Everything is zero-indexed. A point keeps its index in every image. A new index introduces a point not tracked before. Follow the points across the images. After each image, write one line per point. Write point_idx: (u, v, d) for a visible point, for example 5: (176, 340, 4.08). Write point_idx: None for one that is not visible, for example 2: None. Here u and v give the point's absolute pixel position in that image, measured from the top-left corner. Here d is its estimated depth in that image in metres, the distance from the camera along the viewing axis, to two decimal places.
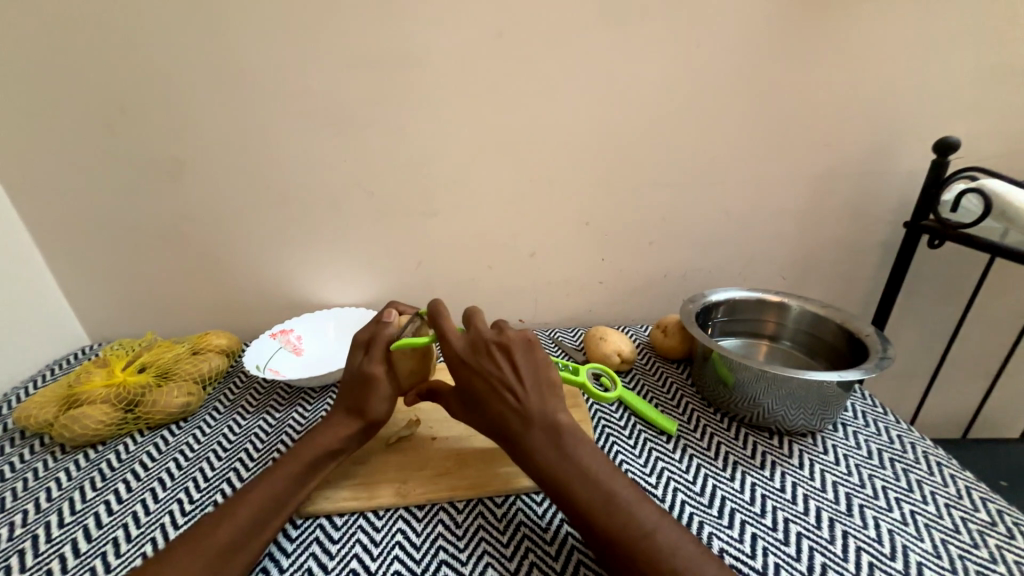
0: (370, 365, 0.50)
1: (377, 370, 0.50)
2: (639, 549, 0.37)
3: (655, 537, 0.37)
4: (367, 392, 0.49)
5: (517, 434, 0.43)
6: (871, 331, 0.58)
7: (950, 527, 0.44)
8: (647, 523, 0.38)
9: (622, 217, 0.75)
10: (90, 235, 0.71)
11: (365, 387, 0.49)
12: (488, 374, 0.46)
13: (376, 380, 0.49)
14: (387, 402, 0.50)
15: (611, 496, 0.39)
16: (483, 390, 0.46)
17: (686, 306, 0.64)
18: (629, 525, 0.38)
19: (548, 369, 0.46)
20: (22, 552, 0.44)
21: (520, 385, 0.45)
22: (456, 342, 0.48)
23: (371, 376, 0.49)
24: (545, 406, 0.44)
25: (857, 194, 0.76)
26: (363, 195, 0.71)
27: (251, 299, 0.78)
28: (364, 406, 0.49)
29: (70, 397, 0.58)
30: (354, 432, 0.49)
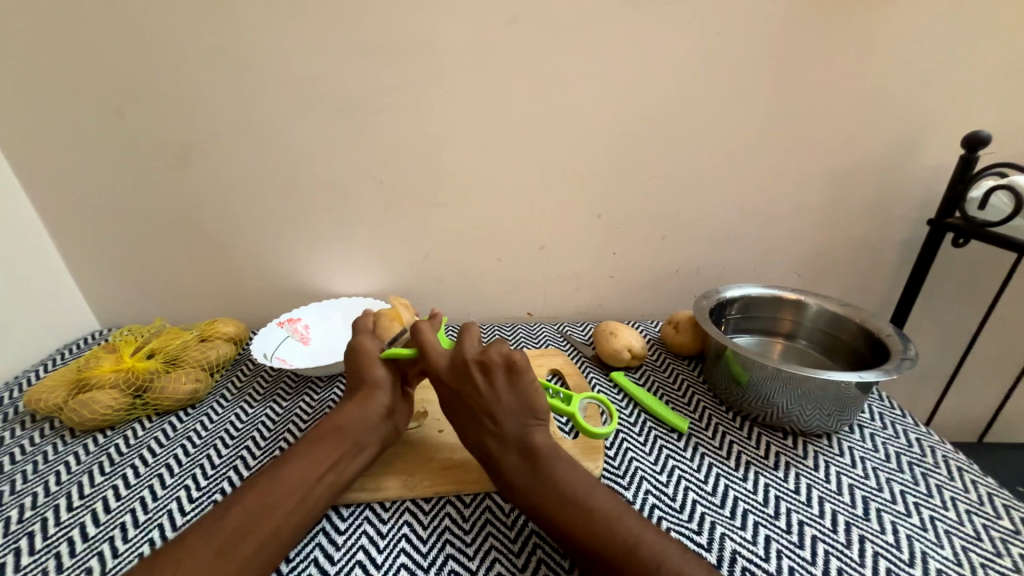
0: (360, 341, 0.52)
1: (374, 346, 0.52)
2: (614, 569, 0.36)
3: (645, 548, 0.36)
4: (364, 360, 0.50)
5: (494, 453, 0.44)
6: (892, 330, 0.56)
7: (971, 534, 0.43)
8: (634, 534, 0.37)
9: (636, 210, 0.74)
10: (98, 221, 0.71)
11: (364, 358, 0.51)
12: (467, 394, 0.46)
13: (369, 352, 0.51)
14: (386, 370, 0.51)
15: (593, 512, 0.39)
16: (464, 410, 0.46)
17: (700, 302, 0.63)
18: (604, 543, 0.37)
19: (528, 389, 0.45)
20: (31, 535, 0.44)
21: (497, 405, 0.44)
22: (438, 361, 0.47)
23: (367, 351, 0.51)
24: (522, 427, 0.44)
25: (881, 189, 0.73)
26: (371, 183, 0.70)
27: (259, 287, 0.78)
28: (369, 379, 0.50)
29: (80, 381, 0.58)
30: (365, 399, 0.49)
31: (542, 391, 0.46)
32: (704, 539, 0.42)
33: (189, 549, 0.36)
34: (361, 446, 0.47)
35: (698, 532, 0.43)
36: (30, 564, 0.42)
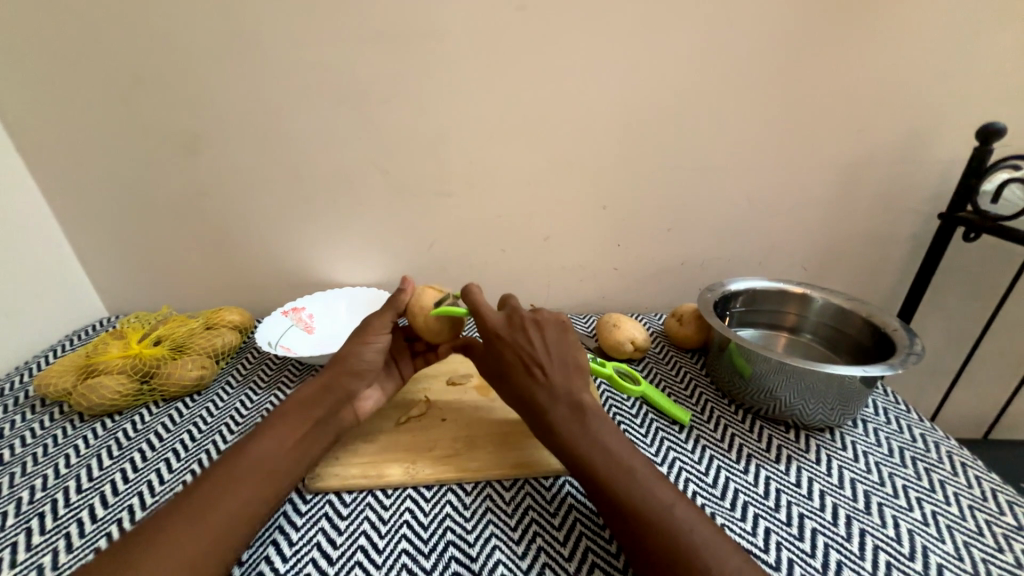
0: (373, 318, 0.54)
1: (384, 324, 0.54)
2: (656, 519, 0.37)
3: (665, 521, 0.37)
4: (362, 337, 0.52)
5: (542, 404, 0.44)
6: (898, 325, 0.55)
7: (973, 529, 0.42)
8: (659, 502, 0.38)
9: (642, 202, 0.73)
10: (106, 209, 0.71)
11: (363, 336, 0.53)
12: (520, 347, 0.47)
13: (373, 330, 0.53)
14: (372, 351, 0.52)
15: (631, 476, 0.40)
16: (513, 363, 0.47)
17: (704, 295, 0.62)
18: (646, 496, 0.39)
19: (576, 351, 0.48)
20: (42, 515, 0.45)
21: (549, 359, 0.47)
22: (494, 318, 0.49)
23: (374, 327, 0.53)
24: (569, 383, 0.46)
25: (892, 182, 0.72)
26: (376, 172, 0.70)
27: (264, 276, 0.78)
28: (354, 361, 0.51)
29: (89, 366, 0.59)
30: (333, 381, 0.49)
31: (585, 356, 0.49)
32: None
33: (192, 533, 0.37)
34: (319, 430, 0.47)
35: None
36: (41, 544, 0.43)
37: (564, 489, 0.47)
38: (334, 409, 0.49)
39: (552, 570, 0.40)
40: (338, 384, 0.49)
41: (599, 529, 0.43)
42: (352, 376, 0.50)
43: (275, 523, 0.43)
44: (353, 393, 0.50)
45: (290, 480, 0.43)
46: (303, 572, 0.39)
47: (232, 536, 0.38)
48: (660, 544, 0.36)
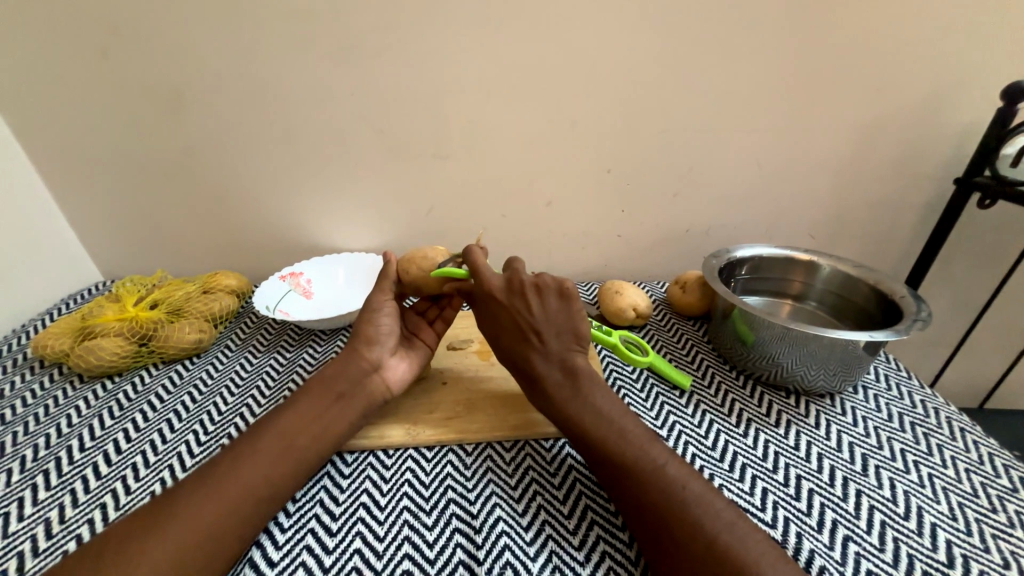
0: (372, 294, 0.52)
1: (385, 296, 0.52)
2: (645, 480, 0.38)
3: (655, 483, 0.37)
4: (367, 313, 0.51)
5: (535, 369, 0.45)
6: (906, 292, 0.54)
7: (968, 491, 0.43)
8: (651, 465, 0.38)
9: (647, 166, 0.71)
10: (94, 169, 0.69)
11: (369, 312, 0.51)
12: (518, 313, 0.46)
13: (376, 304, 0.51)
14: (383, 324, 0.51)
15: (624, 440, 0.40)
16: (509, 328, 0.46)
17: (709, 261, 0.61)
18: (637, 457, 0.39)
19: (578, 319, 0.46)
20: (47, 471, 0.46)
21: (547, 325, 0.46)
22: (493, 282, 0.47)
23: (376, 302, 0.52)
24: (566, 349, 0.45)
25: (909, 146, 0.69)
26: (372, 132, 0.67)
27: (259, 241, 0.76)
28: (367, 336, 0.50)
29: (85, 328, 0.59)
30: (354, 356, 0.49)
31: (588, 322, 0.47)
32: None
33: (192, 491, 0.37)
34: (350, 401, 0.46)
35: None
36: (47, 499, 0.43)
37: (565, 450, 0.47)
38: (364, 378, 0.48)
39: (551, 527, 0.40)
40: (364, 359, 0.48)
41: (598, 488, 0.44)
42: (374, 350, 0.49)
43: None
44: (381, 364, 0.49)
45: (303, 441, 0.43)
46: (306, 528, 0.40)
47: (235, 493, 0.38)
48: (646, 503, 0.37)
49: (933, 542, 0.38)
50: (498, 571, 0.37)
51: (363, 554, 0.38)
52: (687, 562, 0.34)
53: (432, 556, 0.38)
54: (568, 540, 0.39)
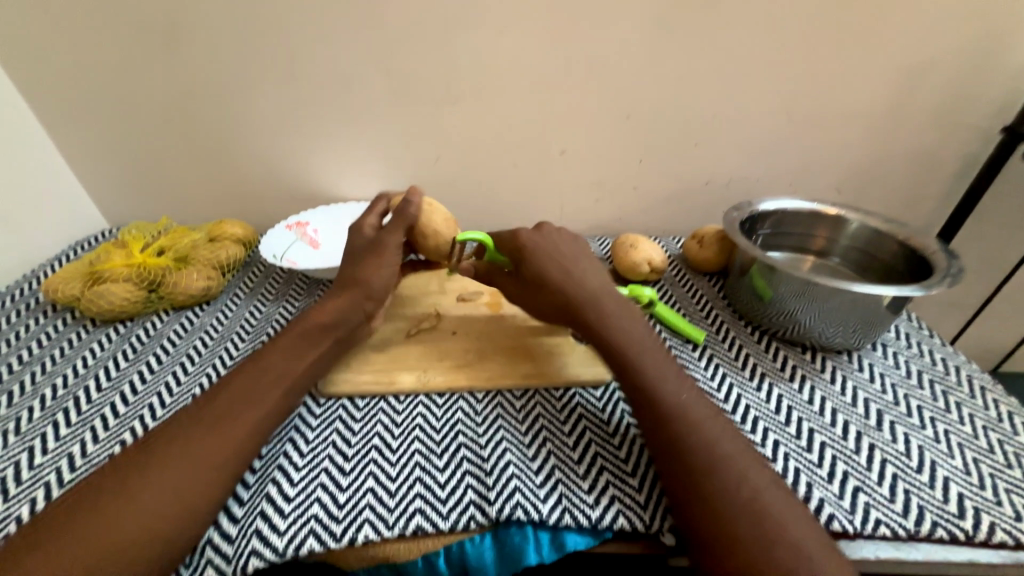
0: (383, 236, 0.50)
1: (397, 241, 0.51)
2: (680, 428, 0.37)
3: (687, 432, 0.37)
4: (372, 258, 0.50)
5: (587, 303, 0.45)
6: (939, 249, 0.51)
7: (984, 447, 0.42)
8: (688, 415, 0.38)
9: (668, 111, 0.66)
10: (91, 109, 0.67)
11: (376, 256, 0.50)
12: (565, 255, 0.49)
13: (384, 248, 0.50)
14: (386, 273, 0.50)
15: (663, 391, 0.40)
16: (559, 265, 0.47)
17: (730, 214, 0.58)
18: (673, 406, 0.39)
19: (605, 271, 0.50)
20: (67, 409, 0.47)
21: (589, 268, 0.48)
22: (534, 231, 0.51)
23: (386, 244, 0.50)
24: (607, 290, 0.47)
25: (955, 92, 0.64)
26: (377, 72, 0.64)
27: (262, 189, 0.74)
28: (368, 283, 0.49)
29: (95, 273, 0.58)
30: (352, 303, 0.48)
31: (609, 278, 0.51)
32: None
33: (204, 429, 0.37)
34: (337, 349, 0.47)
35: None
36: (68, 434, 0.44)
37: (575, 400, 0.47)
38: (355, 329, 0.48)
39: (561, 472, 0.40)
40: (360, 306, 0.48)
41: (609, 436, 0.44)
42: (371, 298, 0.49)
43: (290, 425, 0.44)
44: (372, 314, 0.49)
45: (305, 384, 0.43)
46: (320, 467, 0.41)
47: (247, 431, 0.38)
48: (680, 449, 0.36)
49: (944, 495, 0.38)
50: (508, 511, 0.38)
51: (376, 493, 0.39)
52: (715, 506, 0.33)
53: (443, 496, 0.39)
54: (578, 484, 0.40)
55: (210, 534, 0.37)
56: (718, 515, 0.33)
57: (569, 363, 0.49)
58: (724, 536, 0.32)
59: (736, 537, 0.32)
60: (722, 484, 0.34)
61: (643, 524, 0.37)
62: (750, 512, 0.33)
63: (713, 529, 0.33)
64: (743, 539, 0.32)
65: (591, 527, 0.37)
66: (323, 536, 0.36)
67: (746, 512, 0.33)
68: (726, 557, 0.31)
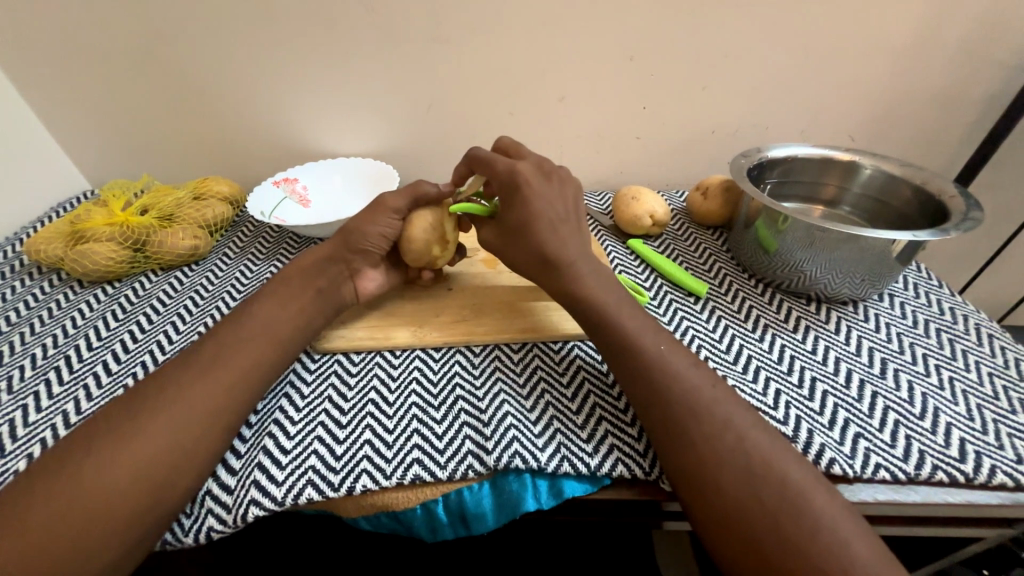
0: (386, 194, 0.48)
1: (399, 205, 0.47)
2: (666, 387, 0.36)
3: (675, 387, 0.36)
4: (371, 214, 0.47)
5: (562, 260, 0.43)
6: (957, 192, 0.49)
7: (988, 393, 0.42)
8: (679, 371, 0.37)
9: (677, 51, 0.62)
10: (56, 57, 0.62)
11: (376, 212, 0.47)
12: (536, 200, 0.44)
13: (385, 207, 0.47)
14: (381, 230, 0.47)
15: (650, 351, 0.38)
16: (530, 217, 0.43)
17: (737, 161, 0.55)
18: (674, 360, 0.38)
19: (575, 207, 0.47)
20: (58, 369, 0.46)
21: (559, 214, 0.45)
22: (507, 167, 0.45)
23: (389, 205, 0.47)
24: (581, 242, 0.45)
25: (988, 21, 0.58)
26: (360, 8, 0.59)
27: (246, 142, 0.70)
28: (357, 236, 0.47)
29: (76, 233, 0.56)
30: (340, 250, 0.46)
31: (578, 210, 0.47)
32: (754, 389, 0.42)
33: (190, 384, 0.36)
34: (322, 300, 0.45)
35: (750, 382, 0.43)
36: (62, 393, 0.44)
37: (574, 351, 0.46)
38: (336, 283, 0.47)
39: (560, 422, 0.40)
40: (340, 256, 0.47)
41: (608, 388, 0.43)
42: (354, 254, 0.47)
43: (286, 380, 0.44)
44: (355, 271, 0.48)
45: (297, 339, 0.42)
46: (316, 421, 0.40)
47: (238, 385, 0.38)
48: (696, 390, 0.36)
49: (946, 440, 0.38)
50: (506, 460, 0.37)
51: (373, 444, 0.39)
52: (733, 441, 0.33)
53: (441, 446, 0.39)
54: (577, 434, 0.39)
55: (209, 485, 0.37)
56: (702, 470, 0.33)
57: (560, 318, 0.48)
58: (708, 489, 0.32)
59: (724, 490, 0.32)
60: (720, 437, 0.33)
61: (642, 471, 0.37)
62: (736, 470, 0.32)
63: (723, 470, 0.32)
64: (729, 495, 0.31)
65: (590, 474, 0.37)
66: (322, 486, 0.36)
67: (730, 468, 0.32)
68: (721, 506, 0.31)
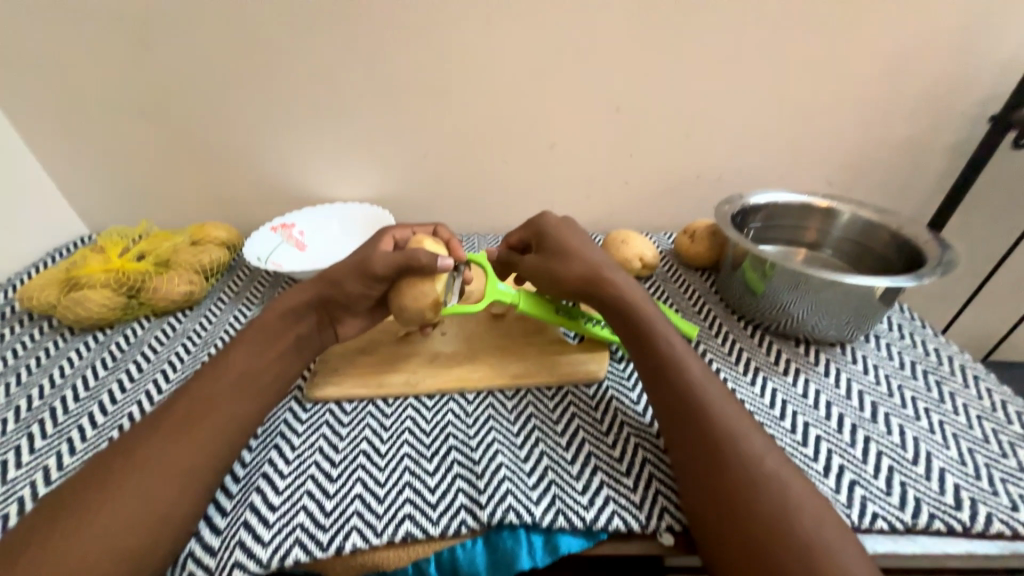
0: (372, 260, 0.45)
1: (383, 270, 0.45)
2: (691, 420, 0.37)
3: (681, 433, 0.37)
4: (354, 274, 0.46)
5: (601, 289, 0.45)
6: (931, 237, 0.51)
7: (979, 437, 0.42)
8: (686, 415, 0.38)
9: (658, 105, 0.66)
10: (68, 112, 0.65)
11: (356, 273, 0.46)
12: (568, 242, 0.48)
13: (366, 272, 0.45)
14: (365, 294, 0.46)
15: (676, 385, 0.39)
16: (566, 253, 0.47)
17: (721, 208, 0.57)
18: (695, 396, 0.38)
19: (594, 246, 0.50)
20: (42, 421, 0.45)
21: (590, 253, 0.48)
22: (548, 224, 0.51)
23: (371, 268, 0.45)
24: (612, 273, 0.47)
25: (943, 80, 0.63)
26: (361, 68, 0.63)
27: (246, 188, 0.72)
28: (337, 293, 0.46)
29: (71, 280, 0.56)
30: (319, 298, 0.46)
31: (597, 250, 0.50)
32: None
33: (172, 440, 0.36)
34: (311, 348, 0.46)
35: None
36: (45, 447, 0.43)
37: (567, 397, 0.47)
38: (316, 329, 0.47)
39: (554, 473, 0.40)
40: (320, 305, 0.47)
41: (602, 436, 0.43)
42: (337, 308, 0.47)
43: (276, 431, 0.43)
44: (335, 318, 0.48)
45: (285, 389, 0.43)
46: (306, 474, 0.40)
47: (221, 438, 0.37)
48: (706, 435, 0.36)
49: (940, 486, 0.38)
50: (500, 514, 0.37)
51: (365, 499, 0.38)
52: (741, 495, 0.33)
53: (433, 501, 0.38)
54: (572, 486, 0.39)
55: (192, 546, 0.35)
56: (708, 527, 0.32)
57: (554, 365, 0.48)
58: (721, 537, 0.32)
59: (739, 545, 0.31)
60: (729, 491, 0.33)
61: (639, 524, 0.36)
62: (754, 523, 0.32)
63: (734, 524, 0.32)
64: (748, 550, 0.31)
65: (585, 528, 0.36)
66: (309, 546, 0.35)
67: (747, 522, 0.32)
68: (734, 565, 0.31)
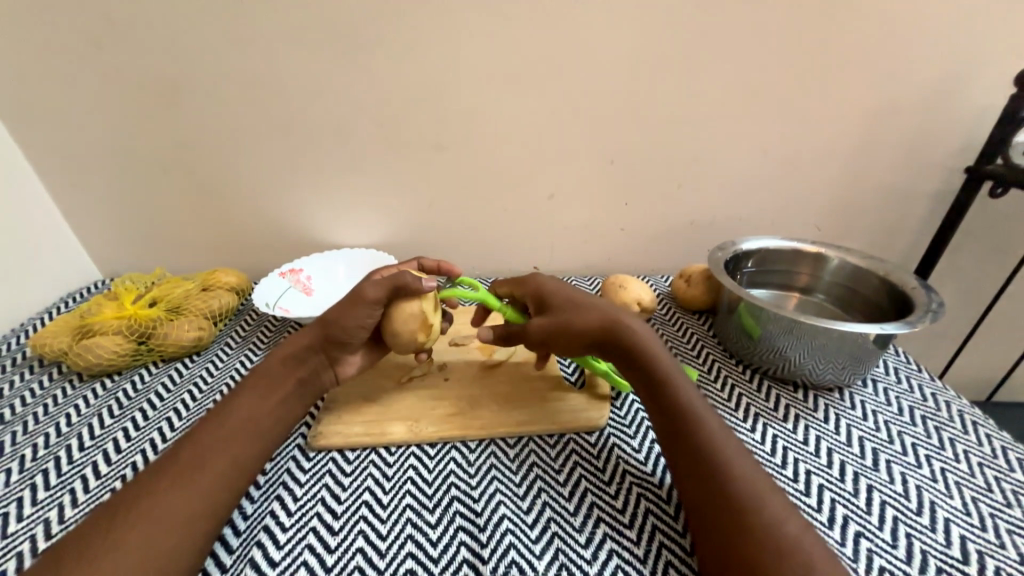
0: (365, 286, 0.47)
1: (378, 296, 0.46)
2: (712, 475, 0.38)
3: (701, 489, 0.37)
4: (350, 304, 0.47)
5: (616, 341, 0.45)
6: (918, 284, 0.53)
7: (981, 485, 0.42)
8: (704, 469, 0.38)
9: (652, 158, 0.70)
10: (94, 167, 0.69)
11: (353, 304, 0.47)
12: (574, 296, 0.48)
13: (362, 299, 0.46)
14: (361, 323, 0.47)
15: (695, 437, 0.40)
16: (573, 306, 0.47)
17: (714, 254, 0.59)
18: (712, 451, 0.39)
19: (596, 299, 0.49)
20: (46, 472, 0.45)
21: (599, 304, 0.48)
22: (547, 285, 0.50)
23: (367, 297, 0.46)
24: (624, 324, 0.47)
25: (918, 134, 0.68)
26: (373, 126, 0.67)
27: (258, 236, 0.75)
28: (337, 329, 0.47)
29: (85, 327, 0.58)
30: (322, 339, 0.48)
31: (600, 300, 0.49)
32: None
33: (177, 490, 0.36)
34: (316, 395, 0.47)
35: None
36: (47, 498, 0.43)
37: (569, 445, 0.47)
38: (319, 372, 0.48)
39: (557, 525, 0.39)
40: (321, 345, 0.48)
41: (604, 486, 0.43)
42: (335, 344, 0.48)
43: (279, 480, 0.43)
44: (335, 358, 0.49)
45: None
46: (308, 526, 0.40)
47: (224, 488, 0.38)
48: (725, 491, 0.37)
49: (946, 538, 0.38)
50: (503, 569, 0.36)
51: (366, 553, 0.38)
52: (750, 550, 0.33)
53: (435, 554, 0.37)
54: (575, 539, 0.38)
55: None
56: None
57: (556, 414, 0.49)
58: None
59: None
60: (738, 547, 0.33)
61: None
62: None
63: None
64: None
65: None
66: None
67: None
68: None
